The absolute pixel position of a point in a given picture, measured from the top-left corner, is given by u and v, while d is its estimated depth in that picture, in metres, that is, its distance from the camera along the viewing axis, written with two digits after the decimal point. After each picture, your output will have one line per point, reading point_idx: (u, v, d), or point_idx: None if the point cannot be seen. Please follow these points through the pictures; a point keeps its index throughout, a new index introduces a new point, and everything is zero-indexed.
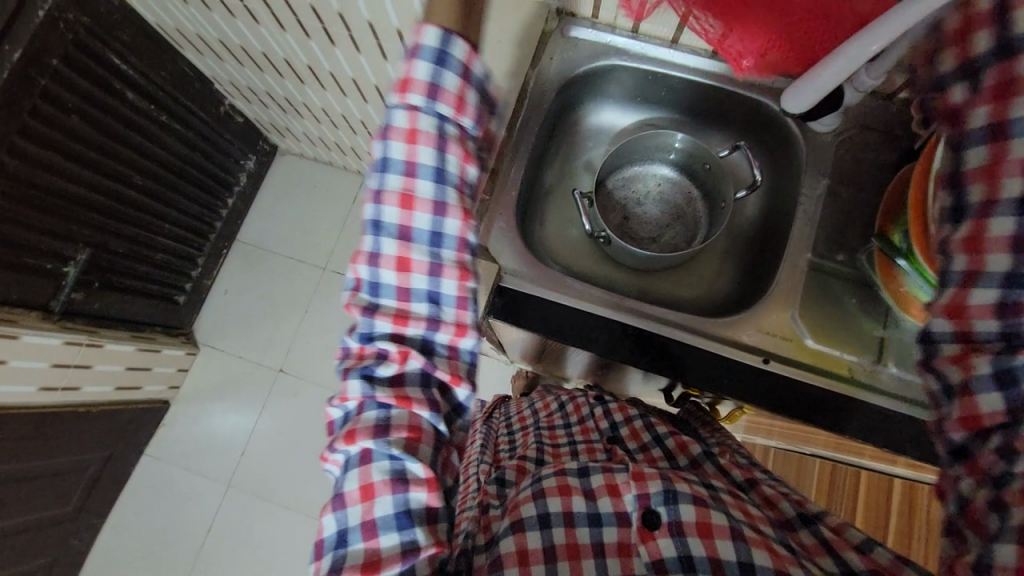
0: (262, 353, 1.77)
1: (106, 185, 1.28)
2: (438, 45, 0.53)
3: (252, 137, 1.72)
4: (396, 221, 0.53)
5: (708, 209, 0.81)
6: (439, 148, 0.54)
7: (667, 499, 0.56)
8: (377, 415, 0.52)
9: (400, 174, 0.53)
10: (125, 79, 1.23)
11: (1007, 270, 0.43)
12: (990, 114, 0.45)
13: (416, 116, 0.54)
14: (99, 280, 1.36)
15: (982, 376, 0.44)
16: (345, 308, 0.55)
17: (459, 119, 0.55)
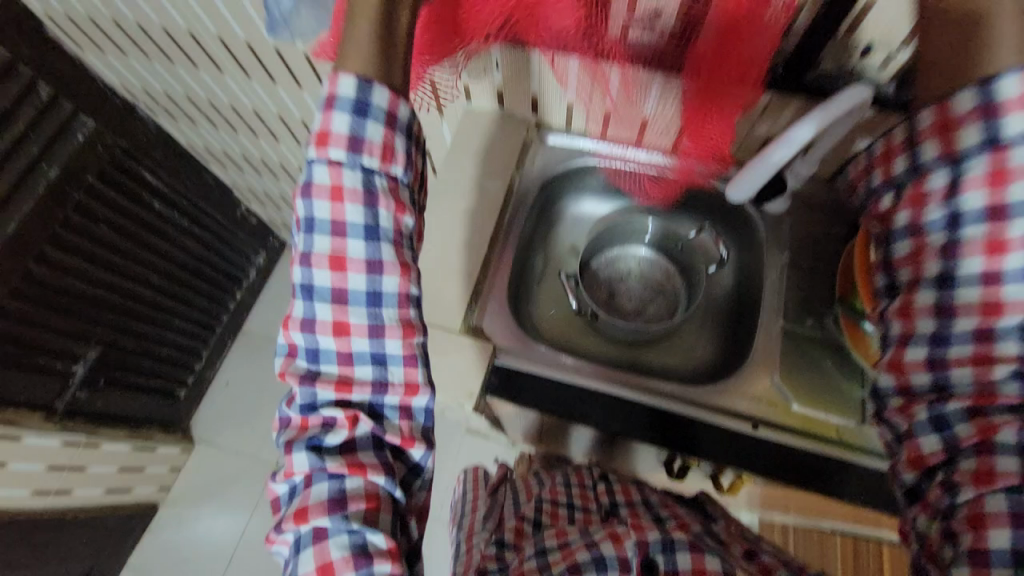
0: (259, 446, 1.74)
1: (123, 286, 1.36)
2: (355, 96, 0.49)
3: (264, 235, 1.85)
4: (331, 283, 0.50)
5: (686, 283, 0.87)
6: (367, 204, 0.50)
7: (665, 547, 0.57)
8: (330, 488, 0.48)
9: (328, 233, 0.50)
10: (153, 191, 1.37)
11: (932, 334, 0.50)
12: (910, 216, 0.53)
13: (339, 172, 0.50)
14: (105, 377, 1.39)
15: (922, 421, 0.50)
16: (281, 378, 0.52)
17: (388, 169, 0.51)
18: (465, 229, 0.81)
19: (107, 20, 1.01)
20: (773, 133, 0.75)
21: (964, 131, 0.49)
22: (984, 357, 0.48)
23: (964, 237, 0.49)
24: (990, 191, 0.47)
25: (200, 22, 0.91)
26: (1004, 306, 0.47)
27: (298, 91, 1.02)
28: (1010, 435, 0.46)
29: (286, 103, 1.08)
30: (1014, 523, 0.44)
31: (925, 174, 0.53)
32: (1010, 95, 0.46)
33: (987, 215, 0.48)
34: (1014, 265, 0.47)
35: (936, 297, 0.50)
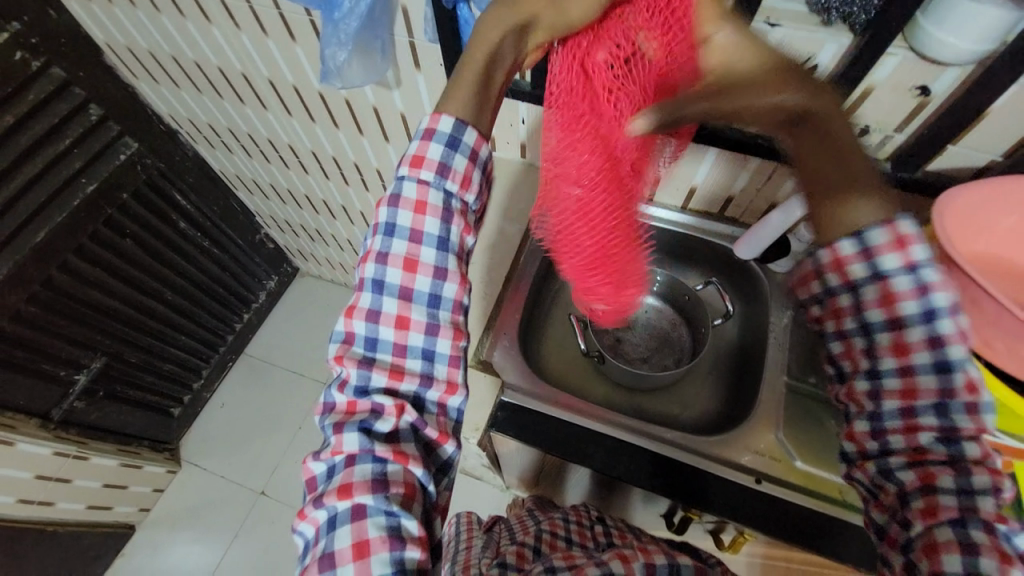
0: (247, 472, 1.70)
1: (138, 299, 1.39)
2: (453, 130, 0.52)
3: (279, 260, 1.90)
4: (399, 282, 0.53)
5: (691, 334, 0.90)
6: (443, 220, 0.54)
7: (672, 569, 0.59)
8: (373, 468, 0.50)
9: (405, 239, 0.53)
10: (181, 211, 1.42)
11: (866, 416, 0.52)
12: (834, 325, 0.54)
13: (426, 190, 0.54)
14: (105, 389, 1.39)
15: (874, 471, 0.52)
16: (336, 363, 0.53)
17: (463, 195, 0.55)
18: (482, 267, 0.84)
19: (167, 56, 1.10)
20: (777, 198, 0.80)
21: (852, 267, 0.50)
22: (912, 431, 0.50)
23: (876, 341, 0.51)
24: (885, 308, 0.50)
25: (255, 65, 0.99)
26: (918, 392, 0.49)
27: (334, 131, 1.10)
28: (945, 484, 0.47)
29: (321, 140, 1.15)
30: (964, 550, 0.44)
31: (832, 297, 0.54)
32: (877, 243, 0.48)
33: (887, 324, 0.50)
34: (919, 360, 0.49)
35: (870, 385, 0.52)
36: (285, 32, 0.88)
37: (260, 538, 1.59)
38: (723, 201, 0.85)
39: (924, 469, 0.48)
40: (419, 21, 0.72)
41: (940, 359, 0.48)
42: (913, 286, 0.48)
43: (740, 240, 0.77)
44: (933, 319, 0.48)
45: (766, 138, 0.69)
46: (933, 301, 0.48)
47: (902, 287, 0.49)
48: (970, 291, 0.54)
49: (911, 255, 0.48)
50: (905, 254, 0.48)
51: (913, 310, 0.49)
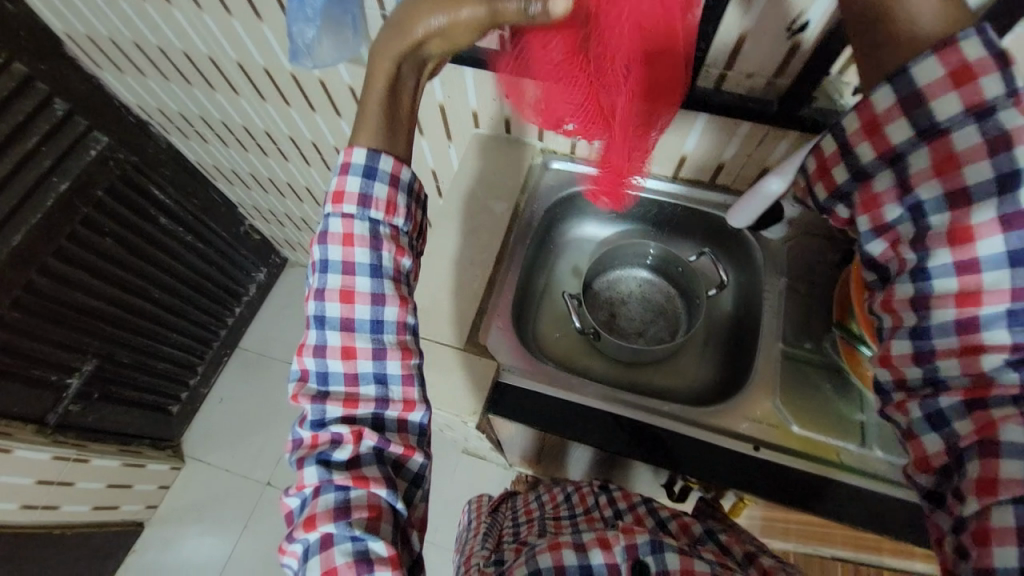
0: (251, 464, 1.70)
1: (124, 298, 1.36)
2: (367, 163, 0.56)
3: (266, 251, 1.86)
4: (339, 314, 0.56)
5: (686, 305, 0.89)
6: (373, 249, 0.57)
7: (653, 548, 0.59)
8: (335, 497, 0.51)
9: (340, 272, 0.56)
10: (160, 206, 1.38)
11: (914, 328, 0.50)
12: (869, 220, 0.52)
13: (351, 223, 0.57)
14: (99, 391, 1.37)
15: (918, 419, 0.50)
16: (294, 401, 0.57)
17: (391, 221, 0.58)
18: (471, 248, 0.82)
19: (129, 42, 1.04)
20: (769, 163, 0.78)
21: (891, 125, 0.49)
22: (976, 346, 0.47)
23: (930, 228, 0.48)
24: (945, 179, 0.47)
25: (221, 47, 0.95)
26: (984, 295, 0.46)
27: (311, 115, 1.05)
28: (1014, 432, 0.44)
29: (298, 125, 1.11)
30: (1021, 540, 0.41)
31: (868, 177, 0.52)
32: (930, 79, 0.46)
33: (946, 202, 0.47)
34: (992, 248, 0.45)
35: (913, 288, 0.50)
36: (250, 11, 0.83)
37: (270, 526, 1.61)
38: (714, 168, 0.83)
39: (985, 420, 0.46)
40: None
41: (1018, 245, 0.45)
42: (984, 143, 0.45)
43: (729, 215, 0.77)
44: (1013, 190, 0.44)
45: (756, 101, 0.67)
46: (1014, 160, 0.44)
47: (965, 146, 0.46)
48: None
49: (981, 94, 0.45)
50: (973, 97, 0.45)
51: (981, 179, 0.45)
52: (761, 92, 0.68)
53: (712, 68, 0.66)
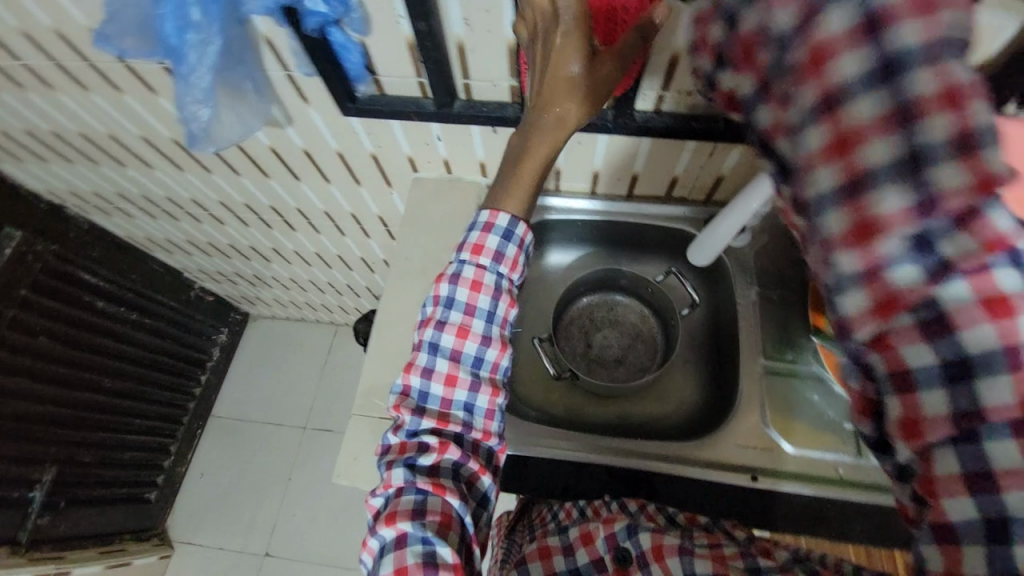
0: (246, 536, 1.62)
1: (74, 396, 1.26)
2: (507, 224, 0.56)
3: (224, 311, 1.76)
4: (452, 344, 0.54)
5: (661, 324, 0.86)
6: (495, 296, 0.56)
7: (630, 532, 0.56)
8: (415, 499, 0.49)
9: (460, 311, 0.55)
10: (95, 290, 1.28)
11: (816, 210, 0.24)
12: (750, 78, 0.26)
13: (481, 270, 0.56)
14: (66, 497, 1.27)
15: (848, 366, 0.29)
16: (395, 411, 0.54)
17: (511, 276, 0.57)
18: None
19: (20, 131, 0.93)
20: (723, 172, 0.75)
21: None
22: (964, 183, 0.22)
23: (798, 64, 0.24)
24: None
25: (120, 124, 0.86)
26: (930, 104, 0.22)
27: (236, 178, 0.97)
28: (923, 353, 0.25)
29: (226, 190, 1.02)
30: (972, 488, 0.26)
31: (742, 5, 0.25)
32: None
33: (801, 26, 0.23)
34: (907, 47, 0.22)
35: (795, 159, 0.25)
36: (140, 85, 0.75)
37: None
38: (668, 181, 0.80)
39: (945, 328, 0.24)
40: (290, 53, 0.62)
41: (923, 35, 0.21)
42: None
43: (690, 253, 0.74)
44: None
45: (700, 120, 0.64)
46: None
47: None
48: None
49: None
50: None
51: None
52: (702, 108, 0.65)
53: (648, 90, 0.63)
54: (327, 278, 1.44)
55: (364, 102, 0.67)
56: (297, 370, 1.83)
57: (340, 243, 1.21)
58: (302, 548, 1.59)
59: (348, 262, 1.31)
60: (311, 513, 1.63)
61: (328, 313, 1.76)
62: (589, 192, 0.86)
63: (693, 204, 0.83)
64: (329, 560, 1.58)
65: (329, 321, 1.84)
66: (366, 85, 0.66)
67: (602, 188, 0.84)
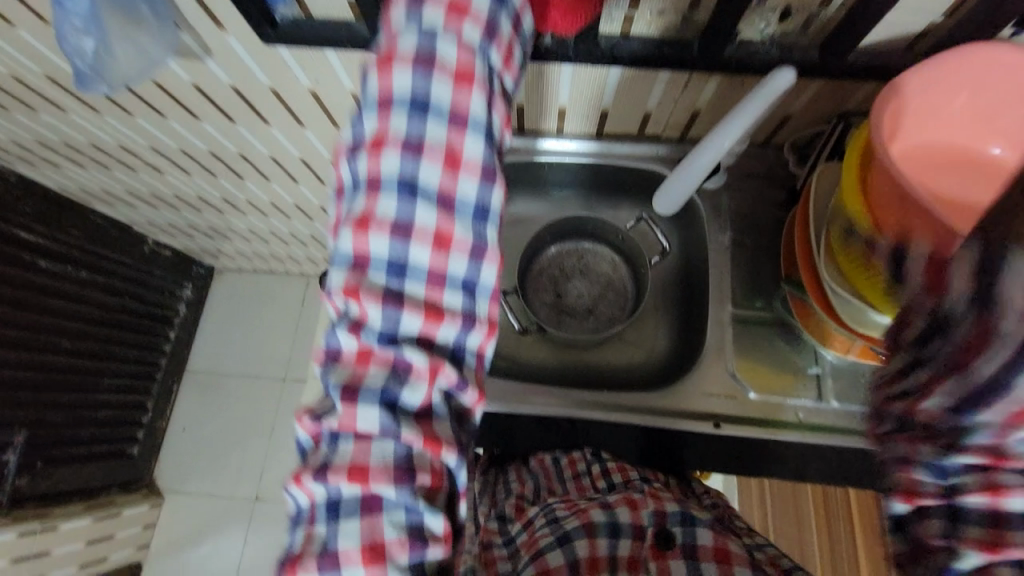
0: (234, 485, 1.62)
1: (31, 358, 1.21)
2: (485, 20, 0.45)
3: (186, 265, 1.66)
4: (436, 184, 0.44)
5: (632, 272, 0.83)
6: (488, 101, 0.46)
7: (679, 517, 0.66)
8: (396, 452, 0.42)
9: (444, 122, 0.44)
10: (35, 248, 1.19)
11: None
12: None
13: (468, 57, 0.45)
14: (42, 458, 1.26)
15: None
16: (348, 294, 0.43)
17: (504, 74, 0.49)
18: None
19: None
20: (699, 106, 0.69)
21: None
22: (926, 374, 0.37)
23: None
24: None
25: (12, 58, 0.73)
26: None
27: (164, 121, 0.86)
28: None
29: (157, 135, 0.92)
30: None
31: None
32: None
33: None
34: None
35: None
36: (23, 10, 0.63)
37: (271, 541, 1.57)
38: (640, 118, 0.74)
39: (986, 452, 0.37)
40: None
41: None
42: None
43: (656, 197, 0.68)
44: None
45: (674, 44, 0.57)
46: None
47: None
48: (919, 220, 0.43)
49: None
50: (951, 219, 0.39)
51: None
52: (675, 32, 0.58)
53: (615, 10, 0.55)
54: (288, 228, 1.36)
55: (287, 27, 0.58)
56: (271, 323, 1.78)
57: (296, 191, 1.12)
58: None
59: (308, 212, 1.22)
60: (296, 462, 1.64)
61: (297, 264, 1.69)
62: (557, 131, 0.79)
63: (667, 144, 0.77)
64: None
65: (300, 272, 1.77)
66: (286, 5, 0.57)
67: (569, 126, 0.77)
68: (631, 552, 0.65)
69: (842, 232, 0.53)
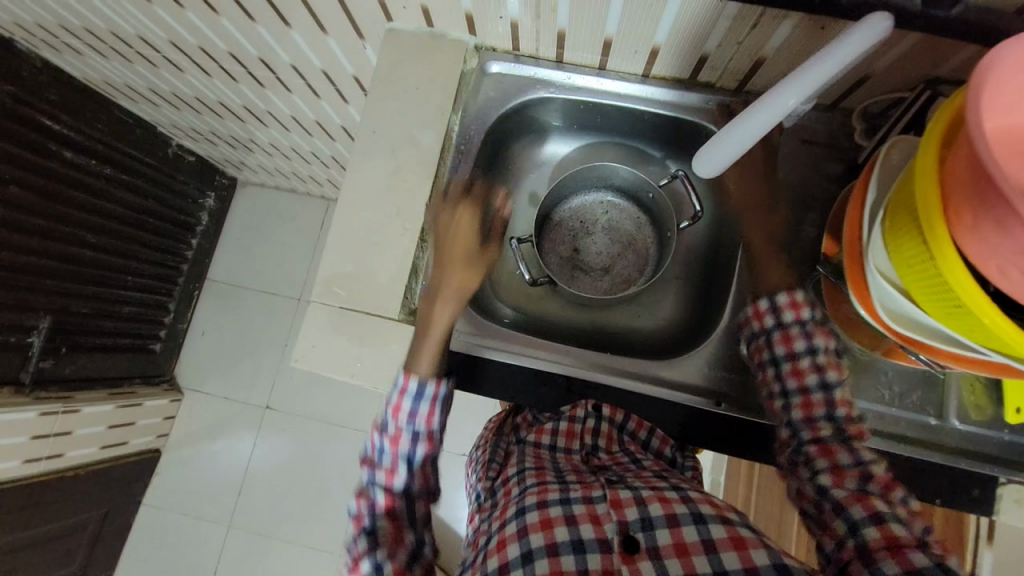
0: (247, 389, 1.70)
1: (53, 249, 1.24)
2: (416, 388, 0.56)
3: (209, 173, 1.65)
4: (384, 484, 0.57)
5: (657, 235, 0.79)
6: (414, 419, 0.56)
7: (644, 524, 0.51)
8: (367, 540, 0.54)
9: (387, 442, 0.56)
10: (60, 139, 1.18)
11: None
12: None
13: (400, 396, 0.56)
14: (66, 343, 1.34)
15: None
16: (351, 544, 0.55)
17: (434, 393, 0.57)
18: (397, 191, 0.67)
19: None
20: (765, 53, 0.60)
21: None
22: (799, 376, 0.59)
23: None
24: None
25: None
26: None
27: (181, 12, 0.81)
28: None
29: (175, 28, 0.87)
30: None
31: None
32: None
33: None
34: None
35: None
36: None
37: (280, 445, 1.65)
38: (695, 62, 0.66)
39: (825, 444, 0.55)
40: None
41: None
42: None
43: (697, 157, 0.56)
44: None
45: None
46: None
47: None
48: (999, 210, 0.36)
49: None
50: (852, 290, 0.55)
51: None
52: None
53: None
54: (309, 147, 1.32)
55: None
56: (290, 242, 1.78)
57: (318, 107, 1.07)
58: (298, 405, 1.67)
59: (329, 131, 1.18)
60: (306, 377, 1.69)
61: (317, 186, 1.66)
62: (598, 68, 0.71)
63: (721, 95, 0.69)
64: (329, 418, 1.65)
65: (321, 195, 1.74)
66: None
67: (613, 62, 0.69)
68: (603, 566, 0.48)
69: (903, 216, 0.46)
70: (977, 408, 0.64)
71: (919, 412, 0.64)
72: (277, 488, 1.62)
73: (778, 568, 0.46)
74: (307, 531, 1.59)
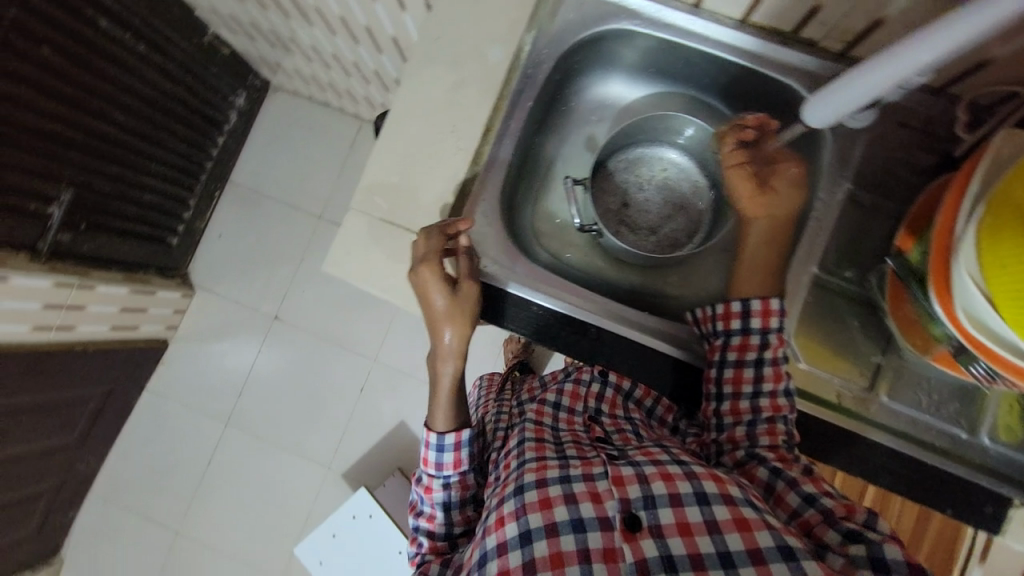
0: (257, 297, 1.71)
1: (84, 122, 1.20)
2: (437, 441, 0.62)
3: (242, 70, 1.58)
4: (427, 519, 0.64)
5: (713, 202, 0.75)
6: (439, 467, 0.63)
7: (647, 503, 0.51)
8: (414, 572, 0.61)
9: (423, 485, 0.64)
10: (97, 5, 1.10)
11: None
12: None
13: (427, 447, 0.63)
14: (86, 221, 1.32)
15: None
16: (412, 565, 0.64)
17: (457, 441, 0.62)
18: (457, 106, 0.63)
19: None
20: (887, 13, 0.54)
21: None
22: (742, 352, 0.61)
23: None
24: None
25: None
26: None
27: None
28: None
29: None
30: None
31: None
32: None
33: None
34: None
35: None
36: None
37: (284, 356, 1.68)
38: (805, 13, 0.60)
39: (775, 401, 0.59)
40: None
41: None
42: None
43: (806, 108, 0.55)
44: None
45: None
46: None
47: None
48: None
49: None
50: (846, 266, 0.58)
51: None
52: None
53: None
54: (352, 56, 1.24)
55: None
56: (318, 158, 1.73)
57: (371, 10, 0.99)
58: (308, 322, 1.69)
59: (379, 41, 1.11)
60: (318, 295, 1.69)
61: (353, 103, 1.60)
62: (692, 6, 0.65)
63: (823, 58, 0.64)
64: (336, 339, 1.67)
65: (356, 114, 1.68)
66: None
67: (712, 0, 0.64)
68: (604, 544, 0.49)
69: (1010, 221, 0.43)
70: (1009, 430, 0.62)
71: (952, 424, 0.63)
72: (278, 396, 1.66)
73: (782, 550, 0.46)
74: (300, 442, 1.64)
